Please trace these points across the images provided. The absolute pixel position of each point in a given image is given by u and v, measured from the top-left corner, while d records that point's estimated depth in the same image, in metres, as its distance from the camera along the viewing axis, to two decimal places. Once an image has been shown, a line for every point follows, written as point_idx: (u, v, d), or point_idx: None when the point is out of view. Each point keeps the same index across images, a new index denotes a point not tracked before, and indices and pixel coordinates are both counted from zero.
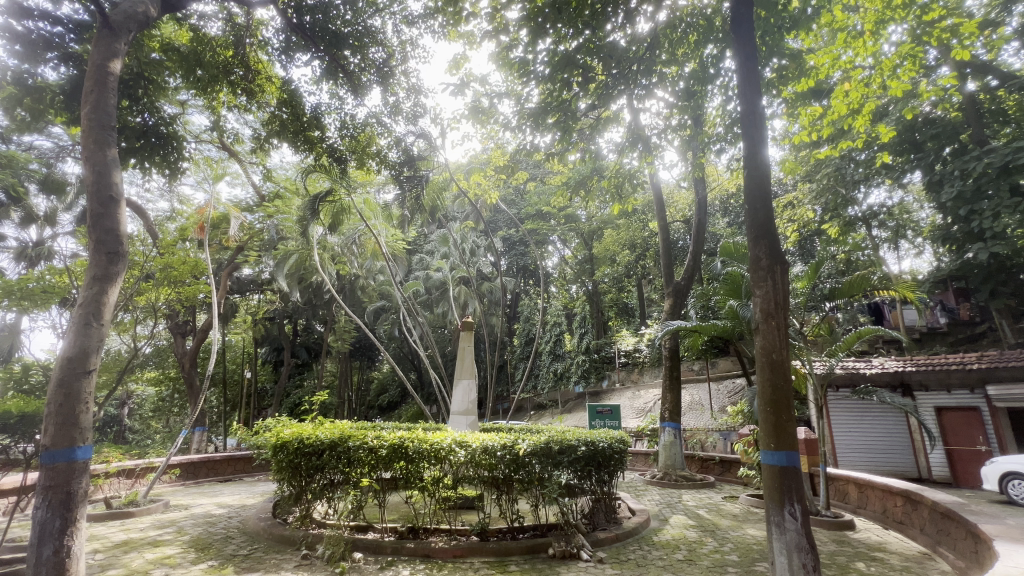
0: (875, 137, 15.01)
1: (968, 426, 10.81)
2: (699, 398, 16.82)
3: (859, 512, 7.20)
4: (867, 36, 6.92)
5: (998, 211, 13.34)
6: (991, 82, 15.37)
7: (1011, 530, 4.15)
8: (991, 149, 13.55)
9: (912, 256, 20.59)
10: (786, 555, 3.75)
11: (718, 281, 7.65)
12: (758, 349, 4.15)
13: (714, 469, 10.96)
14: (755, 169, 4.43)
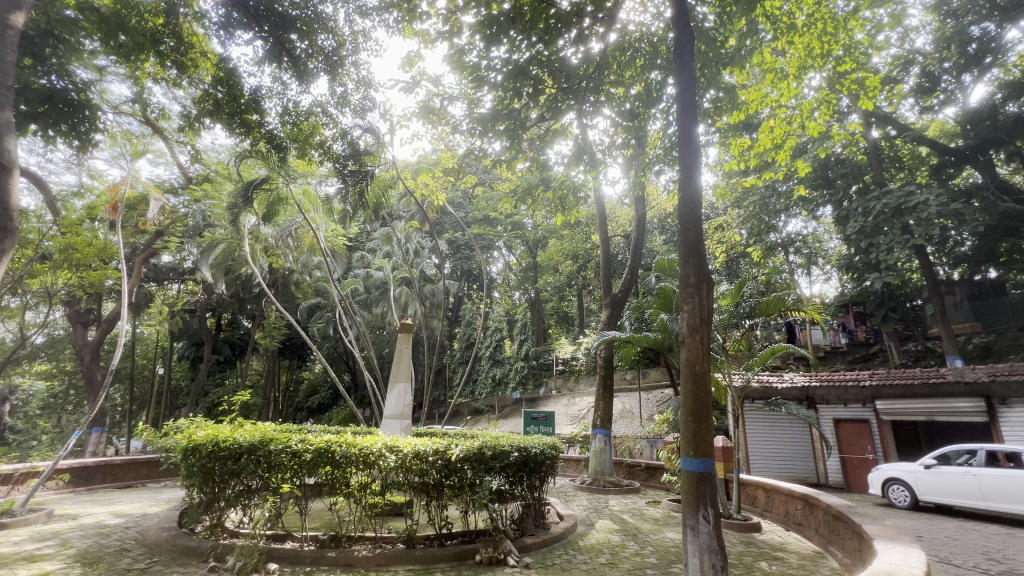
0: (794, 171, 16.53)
1: (860, 436, 12.00)
2: (629, 406, 17.52)
3: (766, 514, 7.79)
4: (791, 79, 7.63)
5: (892, 246, 15.05)
6: (891, 132, 17.41)
7: (889, 530, 4.65)
8: (888, 191, 15.33)
9: (821, 282, 22.72)
10: (699, 556, 3.96)
11: (652, 295, 8.03)
12: (683, 361, 4.40)
13: (640, 475, 11.43)
14: (689, 192, 4.70)
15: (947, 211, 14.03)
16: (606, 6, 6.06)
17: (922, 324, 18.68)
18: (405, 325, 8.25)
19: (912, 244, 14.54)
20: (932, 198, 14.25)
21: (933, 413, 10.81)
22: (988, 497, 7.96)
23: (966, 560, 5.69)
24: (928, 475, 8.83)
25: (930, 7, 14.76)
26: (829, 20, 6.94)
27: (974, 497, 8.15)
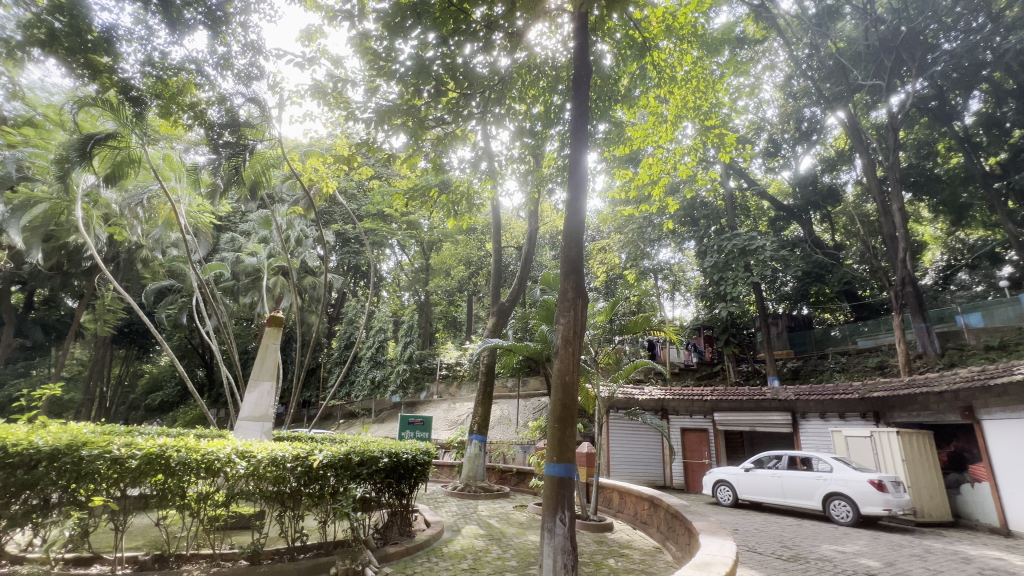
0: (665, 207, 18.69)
1: (699, 443, 13.76)
2: (507, 413, 17.99)
3: (618, 515, 8.53)
4: (669, 124, 8.58)
5: (737, 281, 17.64)
6: (743, 184, 20.52)
7: (712, 525, 5.38)
8: (737, 235, 18.01)
9: (682, 307, 25.75)
10: (552, 557, 4.18)
11: (536, 306, 8.43)
12: (555, 371, 4.64)
13: (510, 480, 11.78)
14: (574, 214, 5.01)
15: (777, 257, 16.92)
16: (515, 24, 6.25)
17: (753, 349, 22.16)
18: (275, 318, 7.51)
19: (751, 281, 17.22)
20: (768, 245, 17.07)
21: (755, 424, 12.83)
22: (787, 495, 9.65)
23: (766, 548, 6.80)
24: (747, 477, 10.44)
25: (778, 86, 17.79)
26: (701, 79, 8.05)
27: (778, 495, 9.80)
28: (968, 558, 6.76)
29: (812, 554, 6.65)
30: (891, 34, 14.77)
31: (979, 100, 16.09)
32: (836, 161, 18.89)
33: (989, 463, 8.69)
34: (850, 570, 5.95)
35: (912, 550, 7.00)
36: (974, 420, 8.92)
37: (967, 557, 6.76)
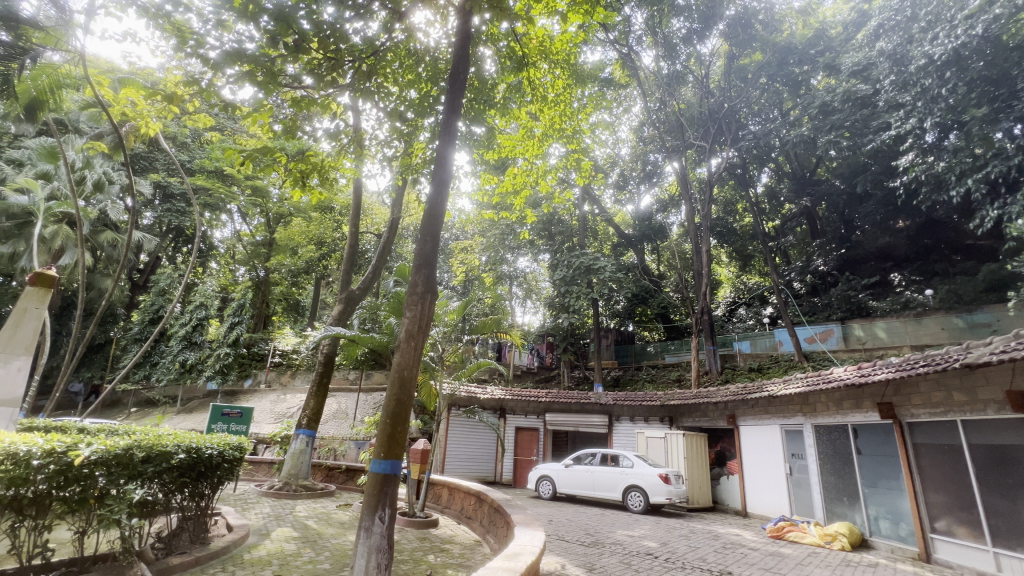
0: (525, 217, 19.87)
1: (530, 441, 14.74)
2: (345, 407, 16.98)
3: (445, 511, 8.68)
4: (537, 140, 9.12)
5: (580, 295, 19.44)
6: (595, 210, 22.80)
7: (528, 517, 5.77)
8: (585, 254, 19.92)
9: (531, 314, 27.48)
10: (366, 557, 4.02)
11: (386, 297, 8.19)
12: (395, 364, 4.50)
13: (338, 478, 11.11)
14: (434, 207, 4.96)
15: (615, 278, 19.13)
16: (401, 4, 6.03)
17: (585, 358, 24.62)
18: (44, 276, 5.91)
19: (591, 296, 19.19)
20: (608, 267, 19.14)
21: (578, 424, 14.29)
22: (597, 488, 10.90)
23: (573, 536, 7.57)
24: (566, 472, 11.52)
25: (633, 129, 20.20)
26: (567, 104, 8.75)
27: (589, 488, 11.01)
28: (718, 535, 8.45)
29: (609, 539, 7.61)
30: (717, 107, 17.84)
31: (767, 175, 20.72)
32: (667, 204, 22.11)
33: (740, 460, 11.01)
34: (635, 551, 6.95)
35: (681, 532, 8.49)
36: (735, 425, 11.22)
37: (717, 535, 8.43)
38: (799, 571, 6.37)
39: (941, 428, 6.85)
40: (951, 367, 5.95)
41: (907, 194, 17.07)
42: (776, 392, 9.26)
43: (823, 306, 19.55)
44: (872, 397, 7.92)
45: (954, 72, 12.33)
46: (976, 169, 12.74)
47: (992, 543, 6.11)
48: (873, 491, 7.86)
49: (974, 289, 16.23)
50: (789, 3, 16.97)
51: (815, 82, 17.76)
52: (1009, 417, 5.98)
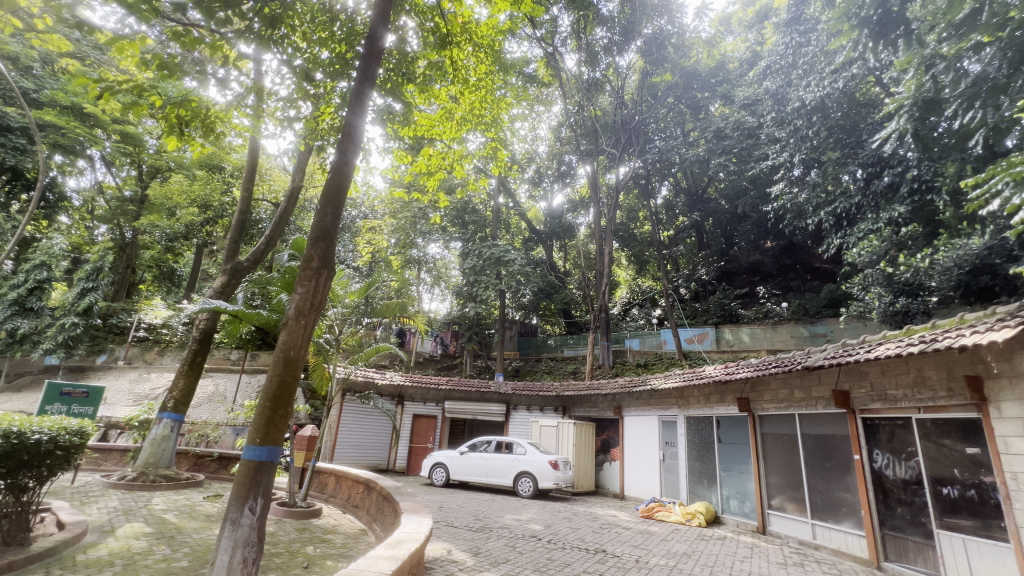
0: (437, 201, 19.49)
1: (427, 429, 14.59)
2: (223, 389, 15.41)
3: (330, 500, 8.27)
4: (455, 124, 9.01)
5: (488, 286, 19.55)
6: (509, 204, 23.08)
7: (417, 504, 5.67)
8: (496, 245, 20.11)
9: (438, 301, 27.16)
10: (230, 552, 3.67)
11: (279, 272, 7.53)
12: (280, 343, 4.15)
13: (207, 467, 10.17)
14: (338, 179, 4.62)
15: (523, 271, 19.57)
16: None
17: (489, 348, 24.93)
18: None
19: (499, 288, 19.38)
20: (518, 260, 19.50)
21: (476, 412, 14.44)
22: (490, 474, 11.11)
23: (462, 521, 7.65)
24: (460, 459, 11.59)
25: (552, 128, 20.77)
26: (489, 91, 8.72)
27: (481, 474, 11.19)
28: (597, 517, 9.08)
29: (496, 524, 7.81)
30: (629, 118, 18.95)
31: (666, 189, 22.56)
32: (578, 205, 23.28)
33: (622, 448, 11.93)
34: (520, 534, 7.20)
35: (565, 514, 8.99)
36: (620, 415, 12.13)
37: (596, 516, 9.07)
38: (662, 546, 7.08)
39: (783, 421, 8.00)
40: (794, 368, 6.95)
41: (774, 218, 19.65)
42: (657, 386, 10.16)
43: (702, 310, 21.85)
44: (734, 393, 9.01)
45: (818, 117, 14.44)
46: (827, 204, 15.01)
47: (811, 516, 7.30)
48: (727, 474, 8.98)
49: (817, 303, 19.16)
50: (697, 32, 18.48)
51: (713, 108, 19.96)
52: (831, 412, 7.15)
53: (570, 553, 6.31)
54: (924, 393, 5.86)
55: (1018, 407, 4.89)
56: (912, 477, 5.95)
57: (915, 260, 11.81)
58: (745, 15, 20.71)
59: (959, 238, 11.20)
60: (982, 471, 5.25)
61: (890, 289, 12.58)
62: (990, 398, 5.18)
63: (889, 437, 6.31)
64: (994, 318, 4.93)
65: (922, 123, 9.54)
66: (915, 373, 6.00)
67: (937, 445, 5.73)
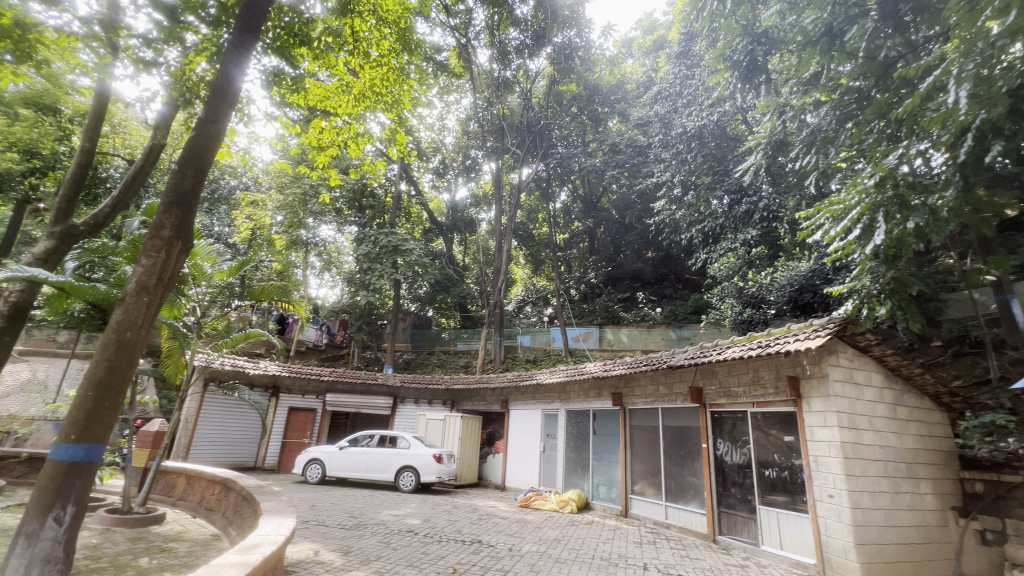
0: (327, 177, 18.12)
1: (304, 423, 13.58)
2: (43, 376, 12.80)
3: (177, 504, 7.28)
4: (350, 98, 8.47)
5: (382, 275, 18.74)
6: (411, 192, 22.46)
7: (281, 503, 5.23)
8: (394, 233, 19.38)
9: (327, 287, 25.49)
10: (22, 573, 3.03)
11: (126, 241, 6.43)
12: (111, 323, 3.52)
13: (12, 471, 8.33)
14: (203, 138, 4.05)
15: (420, 262, 19.13)
16: None
17: (379, 339, 23.98)
18: None
19: (394, 277, 18.67)
20: (416, 250, 19.02)
21: (360, 406, 13.76)
22: (369, 470, 10.69)
23: (334, 520, 7.24)
24: (338, 455, 10.97)
25: (460, 121, 20.59)
26: (391, 70, 8.33)
27: (361, 470, 10.72)
28: (476, 508, 9.23)
29: (372, 520, 7.52)
30: (535, 121, 19.51)
31: (566, 195, 23.79)
32: (481, 200, 23.42)
33: (506, 441, 12.24)
34: (396, 530, 7.02)
35: (445, 507, 8.97)
36: (507, 409, 12.44)
37: (475, 508, 9.19)
38: (535, 533, 7.41)
39: (649, 414, 8.83)
40: (660, 366, 7.71)
41: (655, 231, 21.68)
42: (543, 381, 10.61)
43: (589, 311, 23.28)
44: (609, 388, 9.75)
45: (696, 143, 16.18)
46: (698, 222, 16.91)
47: (665, 499, 8.16)
48: (598, 463, 9.69)
49: (684, 310, 21.33)
50: (602, 50, 19.60)
51: (610, 124, 21.30)
52: (687, 406, 8.08)
53: (446, 546, 6.30)
54: (758, 390, 6.87)
55: (823, 401, 5.95)
56: (744, 461, 6.94)
57: (761, 277, 13.76)
58: (643, 42, 22.67)
59: (792, 261, 13.21)
60: (795, 455, 6.31)
61: (740, 300, 14.23)
62: (804, 395, 6.24)
63: (730, 428, 7.30)
64: (812, 328, 5.94)
65: (773, 160, 11.21)
66: (753, 373, 7.01)
67: (765, 435, 6.77)
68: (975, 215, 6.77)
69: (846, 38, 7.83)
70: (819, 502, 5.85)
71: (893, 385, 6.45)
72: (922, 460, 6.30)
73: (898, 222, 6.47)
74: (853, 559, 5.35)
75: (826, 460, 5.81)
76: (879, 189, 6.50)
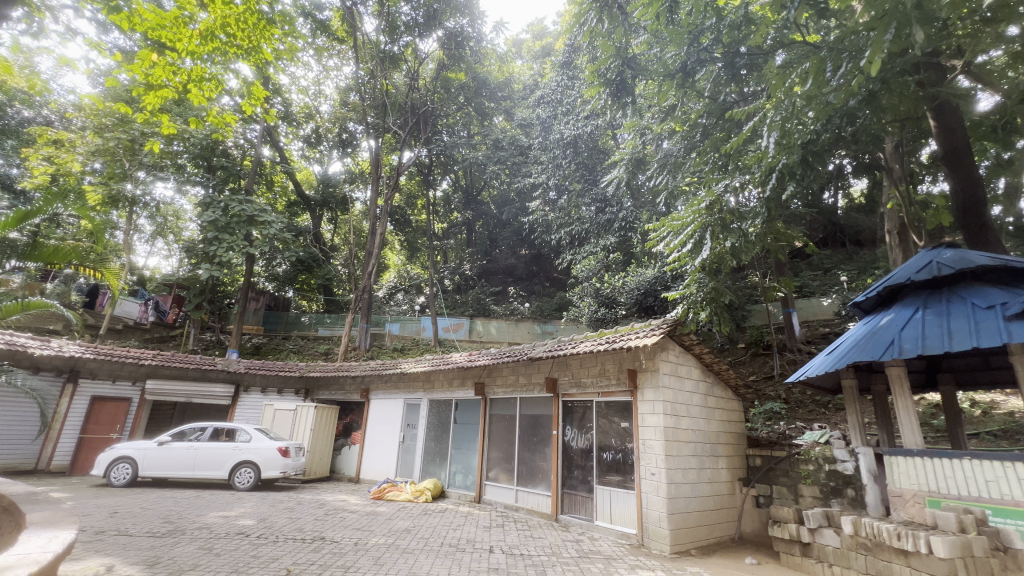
0: (158, 122, 15.09)
1: (112, 415, 11.32)
2: None
3: None
4: (194, 29, 7.29)
5: (231, 247, 16.43)
6: (274, 158, 20.18)
7: (62, 511, 4.26)
8: (249, 201, 17.17)
9: (159, 256, 21.65)
10: None
11: None
12: None
13: None
14: None
15: (280, 237, 17.25)
16: None
17: (223, 319, 21.10)
18: None
19: (246, 251, 16.55)
20: (276, 223, 17.10)
21: (191, 395, 11.90)
22: (196, 468, 9.32)
23: (141, 528, 6.16)
24: (157, 451, 9.34)
25: (338, 89, 19.09)
26: (252, 10, 7.32)
27: (186, 468, 9.29)
28: (324, 503, 8.67)
29: (193, 524, 6.58)
30: (420, 103, 18.85)
31: (447, 183, 23.61)
32: (356, 177, 21.16)
33: (363, 431, 11.69)
34: (222, 533, 6.23)
35: (286, 504, 8.24)
36: (367, 398, 11.89)
37: (322, 503, 8.62)
38: (385, 525, 7.21)
39: (508, 403, 9.17)
40: (521, 358, 8.04)
41: (528, 229, 22.61)
42: (407, 370, 10.33)
43: (461, 302, 23.28)
44: (472, 377, 9.90)
45: (570, 151, 17.56)
46: (567, 225, 18.07)
47: (516, 483, 8.58)
48: (456, 452, 9.81)
49: (550, 306, 22.26)
50: (494, 45, 19.74)
51: (495, 119, 21.68)
52: (542, 395, 8.57)
53: (281, 547, 5.77)
54: (603, 381, 7.59)
55: (653, 392, 6.78)
56: (586, 446, 7.61)
57: (616, 280, 15.21)
58: (532, 45, 23.66)
59: (641, 268, 14.81)
60: (628, 439, 7.11)
61: (597, 300, 15.43)
62: (640, 385, 7.04)
63: (579, 415, 7.93)
64: (650, 327, 6.73)
65: (633, 175, 12.50)
66: (601, 366, 7.72)
67: (606, 421, 7.51)
68: (774, 242, 8.28)
69: (696, 78, 8.90)
70: (644, 479, 6.67)
71: (706, 377, 7.62)
72: (722, 440, 7.55)
73: (720, 241, 7.64)
74: (665, 527, 6.22)
75: (652, 442, 6.65)
76: (709, 212, 7.68)
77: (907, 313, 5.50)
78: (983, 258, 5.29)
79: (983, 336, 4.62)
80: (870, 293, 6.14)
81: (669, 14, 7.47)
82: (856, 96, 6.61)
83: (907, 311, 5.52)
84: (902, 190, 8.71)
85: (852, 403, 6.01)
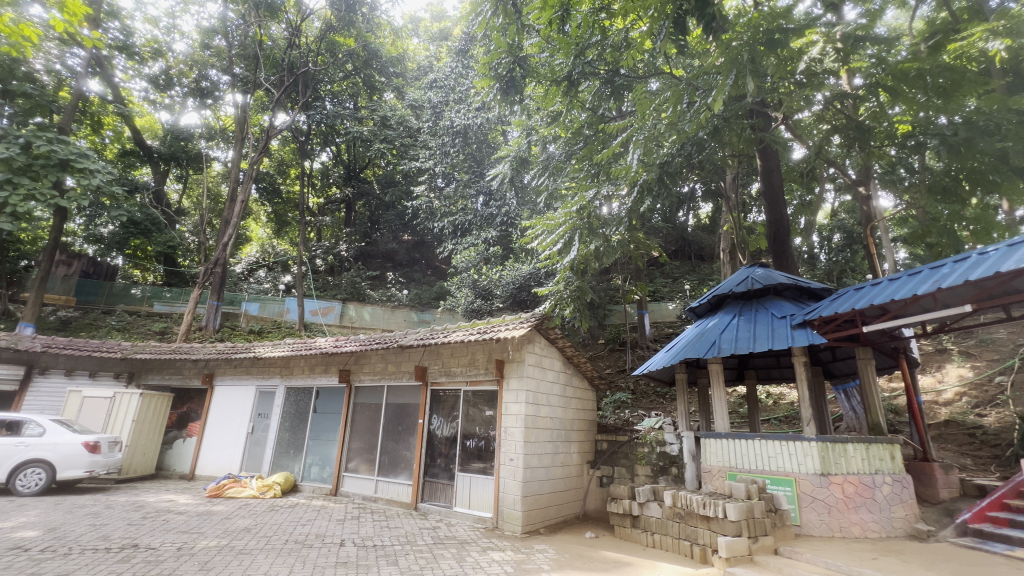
0: None
1: None
2: None
3: None
4: None
5: (31, 195, 13.07)
6: (104, 95, 16.61)
7: None
8: (62, 140, 13.91)
9: None
10: None
11: None
12: None
13: None
14: None
15: (106, 191, 14.24)
16: None
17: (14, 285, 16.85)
18: None
19: (54, 203, 13.33)
20: (101, 172, 14.10)
21: None
22: None
23: None
24: None
25: (199, 29, 16.45)
26: None
27: None
28: (143, 505, 7.47)
29: None
30: (300, 62, 17.04)
31: (326, 155, 22.10)
32: (215, 134, 18.75)
33: (203, 422, 10.29)
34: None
35: (88, 510, 6.91)
36: (209, 385, 10.48)
37: (140, 505, 7.41)
38: (221, 525, 6.47)
39: (374, 391, 8.83)
40: (391, 346, 7.77)
41: (411, 214, 21.88)
42: (261, 355, 9.33)
43: (333, 285, 21.73)
44: (338, 364, 9.33)
45: (460, 140, 17.38)
46: (451, 215, 17.95)
47: (377, 474, 8.31)
48: (314, 443, 9.16)
49: (429, 294, 21.98)
50: (390, 16, 18.76)
51: (384, 95, 20.70)
52: (411, 384, 8.41)
53: (76, 560, 4.83)
54: (472, 371, 7.71)
55: (518, 382, 7.09)
56: (451, 434, 7.68)
57: (494, 273, 15.44)
58: (430, 26, 23.13)
59: (518, 263, 15.33)
60: (491, 427, 7.35)
61: (474, 291, 15.62)
62: (506, 375, 7.29)
63: (448, 404, 7.94)
64: (519, 320, 7.00)
65: (518, 172, 12.90)
66: (470, 356, 7.83)
67: (473, 410, 7.65)
68: (635, 250, 9.19)
69: (579, 88, 9.45)
70: (503, 465, 6.95)
71: (566, 369, 8.19)
72: (576, 427, 8.19)
73: (587, 243, 8.27)
74: (518, 509, 6.57)
75: (513, 429, 6.96)
76: (579, 215, 8.29)
77: (727, 318, 6.56)
78: (783, 278, 6.54)
79: (776, 339, 5.71)
80: (702, 301, 7.16)
81: (561, 23, 7.74)
82: (705, 128, 7.57)
83: (727, 318, 6.58)
84: (735, 216, 10.32)
85: (682, 393, 6.99)
